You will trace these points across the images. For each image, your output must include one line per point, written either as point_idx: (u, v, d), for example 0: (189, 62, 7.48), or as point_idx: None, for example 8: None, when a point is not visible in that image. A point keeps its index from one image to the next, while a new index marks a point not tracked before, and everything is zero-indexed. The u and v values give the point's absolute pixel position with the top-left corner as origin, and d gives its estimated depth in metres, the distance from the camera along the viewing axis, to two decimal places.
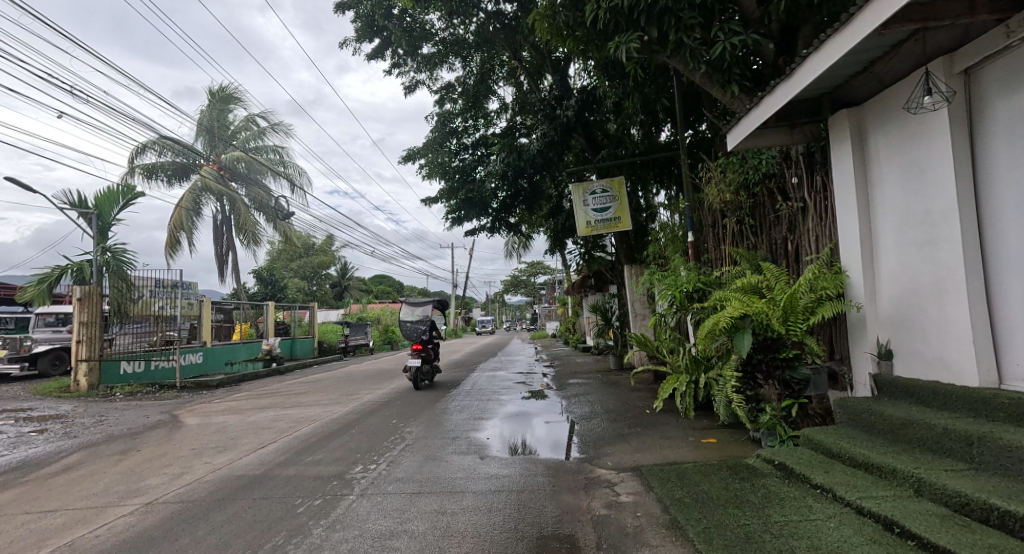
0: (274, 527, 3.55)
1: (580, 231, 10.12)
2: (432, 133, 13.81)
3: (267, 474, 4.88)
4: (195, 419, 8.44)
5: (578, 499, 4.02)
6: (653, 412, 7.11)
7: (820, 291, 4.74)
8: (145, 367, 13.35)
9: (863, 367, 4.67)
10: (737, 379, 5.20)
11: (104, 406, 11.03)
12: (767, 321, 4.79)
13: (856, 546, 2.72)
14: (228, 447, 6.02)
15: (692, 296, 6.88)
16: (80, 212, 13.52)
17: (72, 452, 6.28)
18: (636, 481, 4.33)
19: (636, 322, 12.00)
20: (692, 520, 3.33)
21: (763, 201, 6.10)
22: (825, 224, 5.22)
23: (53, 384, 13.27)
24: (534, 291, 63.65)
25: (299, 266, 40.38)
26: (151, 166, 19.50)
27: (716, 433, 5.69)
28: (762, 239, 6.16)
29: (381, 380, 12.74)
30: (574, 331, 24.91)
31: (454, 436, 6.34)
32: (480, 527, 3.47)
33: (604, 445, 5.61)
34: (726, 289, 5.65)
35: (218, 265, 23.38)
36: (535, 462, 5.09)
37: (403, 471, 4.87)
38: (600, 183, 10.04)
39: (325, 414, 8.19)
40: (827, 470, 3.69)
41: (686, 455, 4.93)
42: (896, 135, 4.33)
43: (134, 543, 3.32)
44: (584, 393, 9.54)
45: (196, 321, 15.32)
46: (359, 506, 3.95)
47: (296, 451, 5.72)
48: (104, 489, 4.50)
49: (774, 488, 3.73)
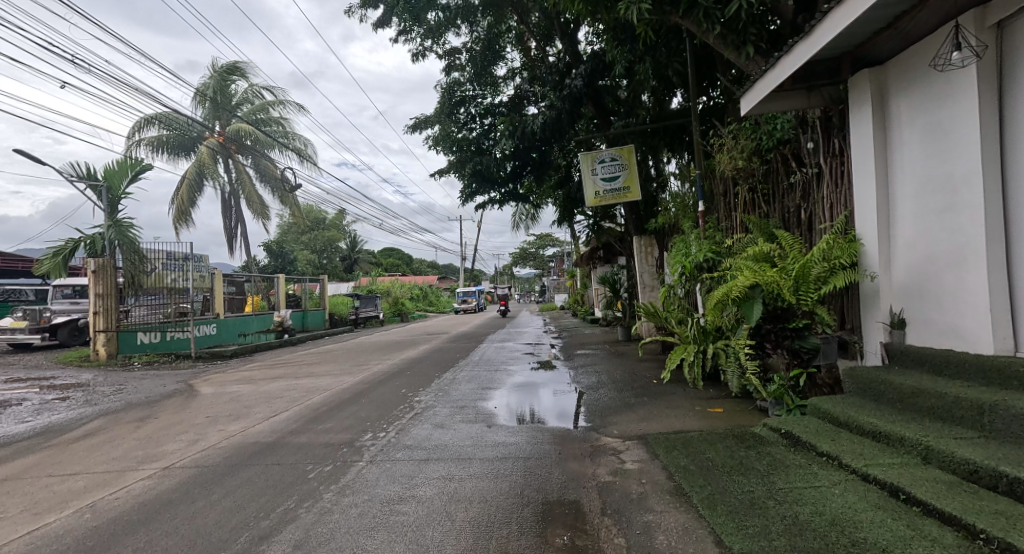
0: (287, 492, 3.63)
1: (588, 202, 9.99)
2: (440, 101, 13.49)
3: (280, 441, 4.98)
4: (210, 387, 8.63)
5: (584, 466, 4.07)
6: (660, 382, 7.17)
7: (834, 260, 4.66)
8: (161, 337, 13.76)
9: (874, 337, 4.61)
10: (747, 349, 5.19)
11: (124, 374, 11.31)
12: (777, 291, 4.76)
13: (861, 512, 2.73)
14: (242, 415, 6.16)
15: (702, 266, 6.87)
16: (91, 184, 13.55)
17: (93, 419, 6.45)
18: (642, 448, 4.36)
19: (644, 293, 12.02)
20: (697, 487, 3.36)
21: (776, 167, 5.97)
22: (841, 191, 5.09)
23: (73, 354, 13.60)
24: (542, 263, 63.50)
25: (310, 239, 40.40)
26: (156, 140, 19.62)
27: (723, 402, 5.72)
28: (775, 207, 6.06)
29: (391, 352, 12.91)
30: (581, 304, 24.87)
31: (462, 405, 6.44)
32: (486, 493, 3.53)
33: (611, 415, 5.65)
34: (737, 258, 5.63)
35: (227, 240, 23.65)
36: (542, 430, 5.15)
37: (412, 439, 4.95)
38: (609, 151, 9.85)
39: (336, 384, 8.34)
40: (834, 438, 3.69)
41: (691, 424, 4.95)
42: (919, 97, 4.17)
43: (152, 505, 3.41)
44: (591, 363, 9.61)
45: (208, 294, 15.55)
46: (369, 472, 4.03)
47: (308, 419, 5.84)
48: (123, 454, 4.63)
49: (782, 456, 3.72)
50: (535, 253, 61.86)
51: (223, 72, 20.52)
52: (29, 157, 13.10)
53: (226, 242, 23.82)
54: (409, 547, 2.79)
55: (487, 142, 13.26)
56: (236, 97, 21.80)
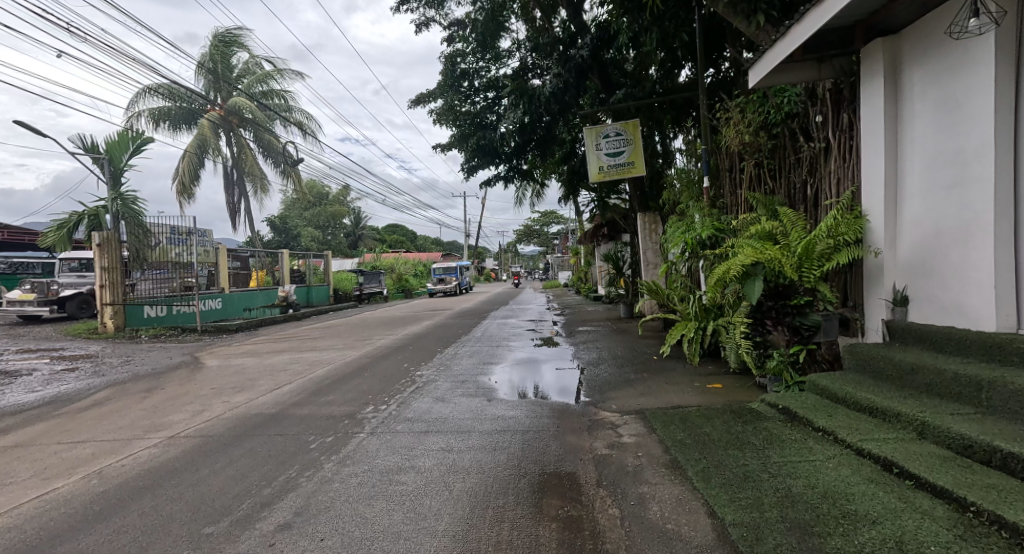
0: (289, 461, 3.69)
1: (591, 177, 9.91)
2: (443, 73, 13.52)
3: (283, 412, 5.05)
4: (216, 360, 8.75)
5: (581, 439, 4.12)
6: (660, 357, 7.22)
7: (838, 237, 4.63)
8: (167, 311, 14.03)
9: (876, 314, 4.59)
10: (747, 326, 5.19)
11: (132, 347, 11.46)
12: (779, 269, 4.75)
13: (853, 484, 2.75)
14: (247, 387, 6.24)
15: (705, 243, 6.85)
16: (92, 156, 13.50)
17: (100, 389, 6.56)
18: (639, 423, 4.40)
19: (648, 271, 12.01)
20: (692, 460, 3.40)
21: (783, 142, 5.90)
22: (848, 166, 5.01)
23: (82, 326, 13.78)
24: (547, 241, 63.41)
25: (314, 215, 40.31)
26: (156, 112, 19.65)
27: (722, 379, 5.74)
28: (781, 183, 6.01)
29: (394, 327, 12.98)
30: (586, 282, 24.70)
31: (462, 379, 6.51)
32: (484, 464, 3.58)
33: (610, 390, 5.70)
34: (740, 235, 5.63)
35: (230, 214, 23.69)
36: (542, 405, 5.20)
37: (413, 412, 5.01)
38: (614, 126, 9.70)
39: (339, 358, 8.42)
40: (831, 414, 3.71)
41: (690, 399, 4.99)
42: (933, 68, 4.06)
43: (157, 472, 3.47)
44: (593, 340, 9.65)
45: (212, 269, 15.70)
46: (369, 443, 4.09)
47: (311, 392, 5.91)
48: (130, 423, 4.70)
49: (778, 431, 3.74)
50: (539, 230, 61.88)
51: (222, 42, 20.17)
52: (29, 129, 12.99)
53: (229, 218, 23.80)
54: (407, 515, 2.85)
55: (490, 116, 13.30)
56: (236, 68, 21.52)
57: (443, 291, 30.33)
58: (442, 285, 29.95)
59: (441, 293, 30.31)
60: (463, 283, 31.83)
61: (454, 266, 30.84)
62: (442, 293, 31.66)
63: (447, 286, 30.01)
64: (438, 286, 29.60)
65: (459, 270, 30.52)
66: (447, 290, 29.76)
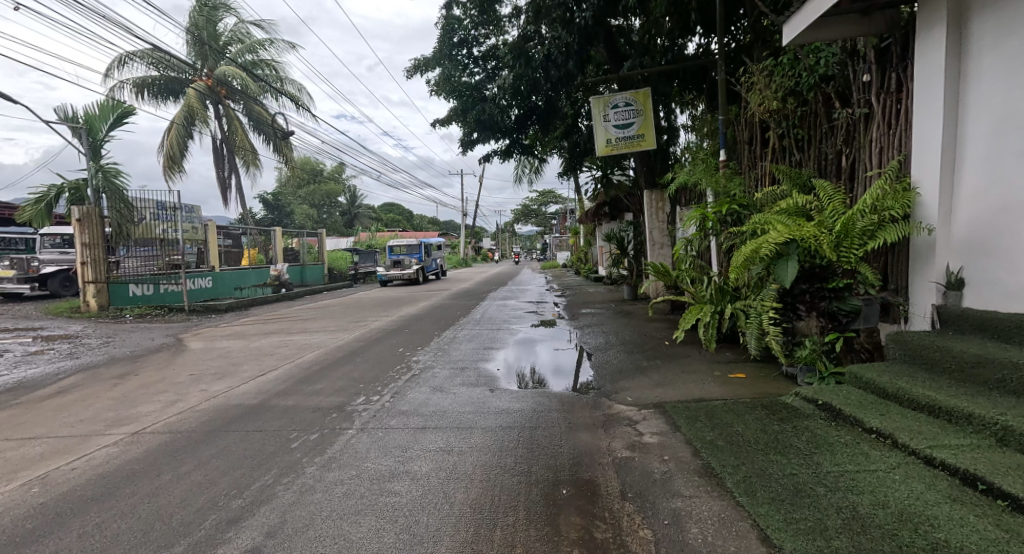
0: (266, 465, 3.22)
1: (598, 151, 9.35)
2: (438, 42, 12.86)
3: (265, 403, 4.58)
4: (200, 342, 8.27)
5: (597, 438, 3.67)
6: (672, 343, 6.79)
7: (883, 212, 4.17)
8: (154, 290, 13.52)
9: (923, 298, 4.13)
10: (776, 310, 4.74)
11: (114, 327, 10.96)
12: (816, 247, 4.28)
13: (932, 505, 2.30)
14: (228, 373, 5.75)
15: (726, 220, 6.42)
16: (71, 126, 12.57)
17: (70, 374, 6.08)
18: (661, 419, 3.95)
19: (653, 251, 11.57)
20: (729, 468, 2.96)
21: (816, 109, 5.45)
22: (894, 132, 4.49)
23: (63, 305, 13.25)
24: (544, 221, 63.01)
25: (308, 193, 39.61)
26: (141, 82, 19.04)
27: (744, 367, 5.31)
28: (810, 153, 5.59)
29: (389, 308, 12.51)
30: (585, 262, 24.38)
31: (462, 365, 6.07)
32: (488, 470, 3.12)
33: (621, 379, 5.26)
34: (766, 211, 5.19)
35: (220, 191, 23.01)
36: (549, 396, 4.74)
37: (408, 404, 4.54)
38: (622, 95, 9.11)
39: (330, 342, 7.91)
40: (882, 413, 3.27)
41: (712, 391, 4.55)
42: (1008, 17, 3.56)
43: (111, 478, 2.99)
44: (596, 323, 9.22)
45: (202, 246, 15.38)
46: (358, 442, 3.64)
47: (297, 380, 5.43)
48: (93, 415, 4.21)
49: (822, 432, 3.29)
50: (537, 210, 61.60)
51: (206, 7, 19.18)
52: None
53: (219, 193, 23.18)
54: (400, 538, 2.39)
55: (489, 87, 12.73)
56: (222, 36, 20.59)
57: (398, 279, 21.10)
58: (394, 268, 20.81)
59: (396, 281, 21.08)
60: (430, 267, 22.56)
61: (416, 243, 21.49)
62: (399, 281, 22.61)
63: (402, 271, 20.91)
64: (389, 271, 20.46)
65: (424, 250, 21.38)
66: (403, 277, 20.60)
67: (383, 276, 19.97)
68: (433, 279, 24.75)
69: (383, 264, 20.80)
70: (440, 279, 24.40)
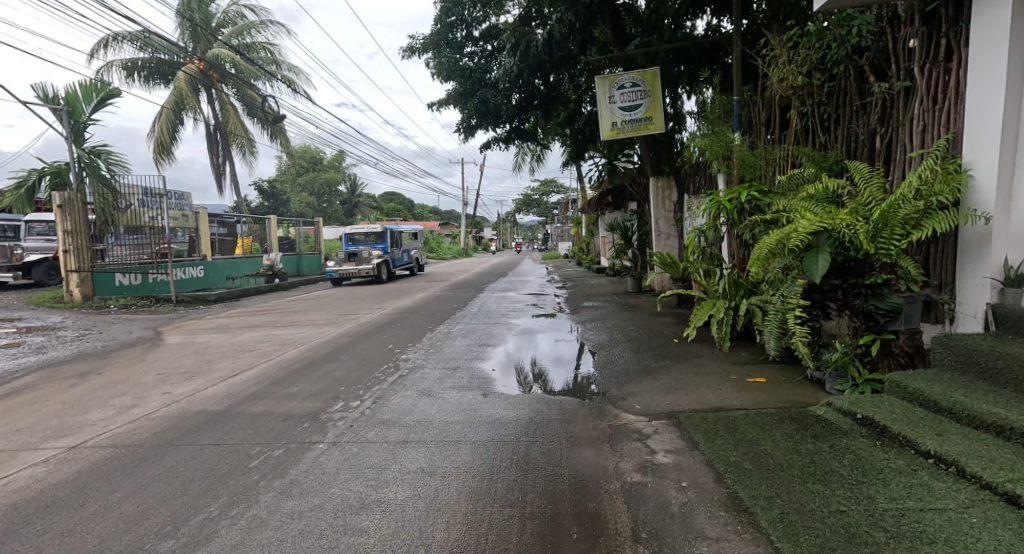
0: (215, 490, 2.75)
1: (604, 135, 8.80)
2: (435, 23, 12.20)
3: (231, 409, 4.11)
4: (179, 336, 7.79)
5: (603, 457, 3.19)
6: (681, 341, 6.30)
7: (930, 198, 3.66)
8: (141, 280, 13.11)
9: (975, 297, 3.65)
10: (802, 309, 4.24)
11: (95, 318, 10.48)
12: (852, 237, 3.79)
13: None
14: (199, 373, 5.28)
15: (744, 208, 6.00)
16: (52, 108, 12.00)
17: (29, 372, 5.61)
18: (675, 433, 3.47)
19: (658, 241, 11.05)
20: (760, 499, 2.49)
21: (847, 84, 4.93)
22: (941, 107, 3.98)
23: (46, 294, 12.80)
24: (546, 211, 62.32)
25: (307, 182, 38.95)
26: (132, 64, 18.51)
27: (763, 370, 4.82)
28: (839, 133, 5.09)
29: (384, 300, 12.01)
30: (587, 253, 23.85)
31: (454, 365, 5.58)
32: (474, 500, 2.64)
33: (627, 383, 4.76)
34: (791, 197, 4.70)
35: (214, 177, 22.47)
36: (548, 403, 4.24)
37: (390, 411, 4.06)
38: (629, 75, 8.54)
39: (317, 337, 7.41)
40: (938, 432, 2.78)
41: (730, 399, 4.06)
42: None
43: (24, 509, 2.52)
44: (599, 317, 8.74)
45: (193, 235, 14.94)
46: (327, 460, 3.17)
47: (272, 381, 4.95)
48: (33, 424, 3.73)
49: (867, 454, 2.80)
50: (538, 200, 60.92)
51: None
52: None
53: (214, 180, 22.65)
54: None
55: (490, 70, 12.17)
56: (214, 17, 19.94)
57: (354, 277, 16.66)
58: (349, 263, 16.42)
59: (352, 278, 16.91)
60: (398, 261, 18.29)
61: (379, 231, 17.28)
62: (359, 278, 18.33)
63: (359, 266, 16.50)
64: (341, 266, 16.11)
65: (389, 239, 17.20)
66: (359, 274, 16.21)
67: (333, 273, 15.74)
68: (403, 274, 20.44)
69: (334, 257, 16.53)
70: (411, 273, 20.11)
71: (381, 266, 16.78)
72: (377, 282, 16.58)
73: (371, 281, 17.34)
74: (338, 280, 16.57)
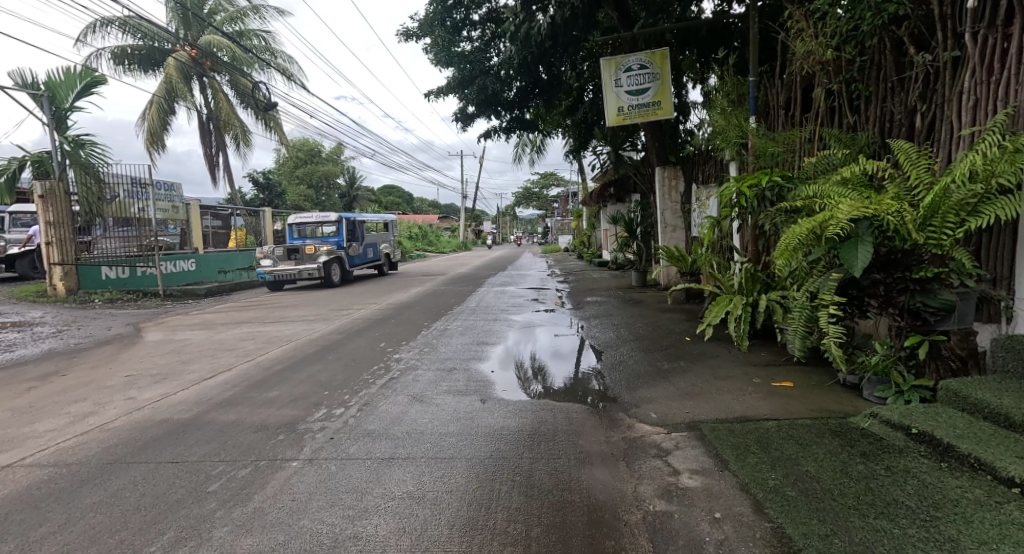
0: (161, 522, 2.32)
1: (609, 121, 8.35)
2: (432, 6, 11.64)
3: (200, 418, 3.68)
4: (159, 333, 7.34)
5: (618, 478, 2.75)
6: (694, 340, 5.84)
7: (990, 181, 3.21)
8: (130, 273, 12.73)
9: None
10: (838, 306, 3.79)
11: (75, 313, 10.02)
12: (898, 226, 3.35)
13: None
14: (171, 375, 4.84)
15: (764, 196, 5.55)
16: (31, 94, 11.48)
17: None
18: (699, 449, 3.03)
19: (665, 233, 10.56)
20: (812, 538, 2.07)
21: (883, 57, 4.47)
22: (996, 78, 3.53)
23: (29, 288, 12.37)
24: (547, 204, 61.61)
25: (304, 174, 38.39)
26: (121, 51, 18.00)
27: (790, 373, 4.37)
28: (872, 113, 4.63)
29: (379, 295, 11.55)
30: (589, 246, 23.32)
31: (450, 367, 5.12)
32: (466, 537, 2.21)
33: (640, 388, 4.31)
34: (822, 183, 4.26)
35: (208, 168, 21.98)
36: (553, 411, 3.80)
37: (377, 421, 3.62)
38: (637, 57, 8.04)
39: (304, 334, 6.96)
40: (1020, 455, 2.34)
41: (758, 408, 3.61)
42: None
43: None
44: (604, 313, 8.28)
45: (185, 227, 14.51)
46: (299, 483, 2.74)
47: (250, 385, 4.51)
48: None
49: (934, 480, 2.37)
50: (539, 193, 60.41)
51: None
52: None
53: (208, 171, 22.14)
54: None
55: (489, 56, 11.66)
56: (206, 4, 19.39)
57: (294, 279, 13.42)
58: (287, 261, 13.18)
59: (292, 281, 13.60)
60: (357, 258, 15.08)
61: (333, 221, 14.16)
62: (309, 280, 15.12)
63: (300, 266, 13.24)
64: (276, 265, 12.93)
65: (344, 232, 14.09)
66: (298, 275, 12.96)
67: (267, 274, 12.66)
68: (369, 273, 17.32)
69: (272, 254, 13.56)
70: (380, 273, 16.95)
71: (330, 266, 13.64)
72: (326, 285, 13.70)
73: (322, 283, 14.36)
74: (278, 283, 13.63)
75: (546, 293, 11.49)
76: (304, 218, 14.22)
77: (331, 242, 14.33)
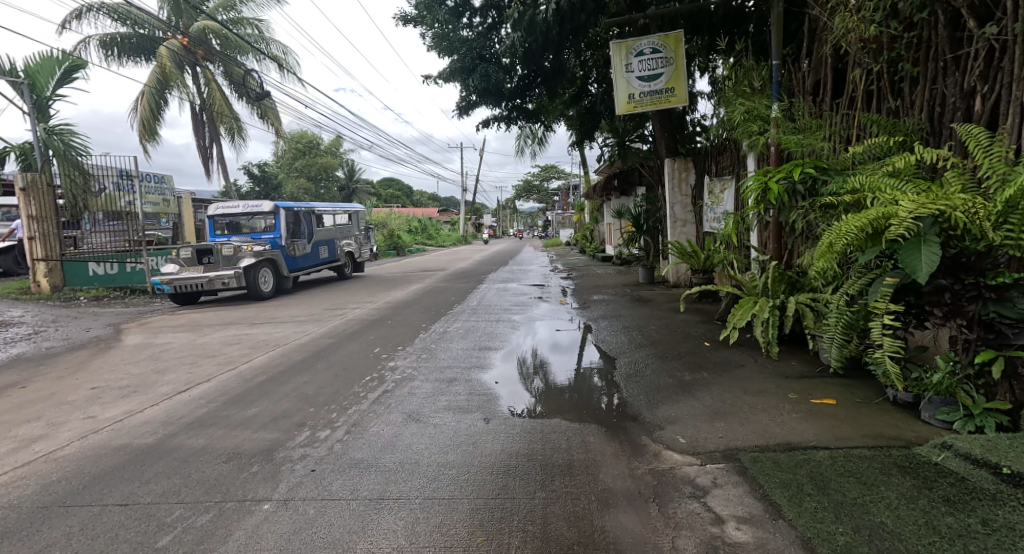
0: None
1: (619, 110, 7.87)
2: None
3: (164, 443, 3.22)
4: (139, 336, 6.87)
5: (651, 528, 2.29)
6: (715, 346, 5.36)
7: None
8: (118, 269, 11.86)
9: None
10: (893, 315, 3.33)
11: (56, 312, 9.55)
12: (969, 225, 2.90)
13: None
14: (142, 387, 4.38)
15: (793, 189, 5.06)
16: (10, 82, 10.97)
17: None
18: (743, 487, 2.57)
19: (674, 228, 10.04)
20: None
21: (935, 32, 3.96)
22: None
23: (13, 285, 11.91)
24: (547, 197, 60.88)
25: (303, 167, 37.78)
26: (110, 39, 17.44)
27: (830, 388, 3.90)
28: (920, 96, 4.12)
29: (375, 293, 11.06)
30: (591, 241, 22.76)
31: (450, 378, 4.63)
32: None
33: (663, 404, 3.84)
34: (871, 174, 3.77)
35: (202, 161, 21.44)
36: (568, 435, 3.33)
37: (366, 448, 3.16)
38: (649, 40, 7.52)
39: (294, 338, 6.48)
40: None
41: (802, 432, 3.15)
42: None
43: None
44: (613, 314, 7.81)
45: (177, 221, 13.99)
46: (268, 533, 2.28)
47: (225, 400, 4.04)
48: None
49: None
50: (539, 186, 59.75)
51: None
52: None
53: (202, 163, 21.61)
54: None
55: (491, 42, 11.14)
56: None
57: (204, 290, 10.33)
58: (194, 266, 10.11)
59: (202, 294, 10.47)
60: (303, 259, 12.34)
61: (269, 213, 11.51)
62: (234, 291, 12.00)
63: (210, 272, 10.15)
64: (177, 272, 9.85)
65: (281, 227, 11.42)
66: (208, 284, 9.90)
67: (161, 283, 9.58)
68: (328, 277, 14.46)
69: (177, 257, 10.44)
70: (340, 276, 14.27)
71: (254, 273, 10.58)
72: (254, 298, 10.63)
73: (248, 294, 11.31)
74: (185, 296, 10.46)
75: (552, 294, 10.41)
76: (230, 208, 11.73)
77: (265, 239, 11.53)
